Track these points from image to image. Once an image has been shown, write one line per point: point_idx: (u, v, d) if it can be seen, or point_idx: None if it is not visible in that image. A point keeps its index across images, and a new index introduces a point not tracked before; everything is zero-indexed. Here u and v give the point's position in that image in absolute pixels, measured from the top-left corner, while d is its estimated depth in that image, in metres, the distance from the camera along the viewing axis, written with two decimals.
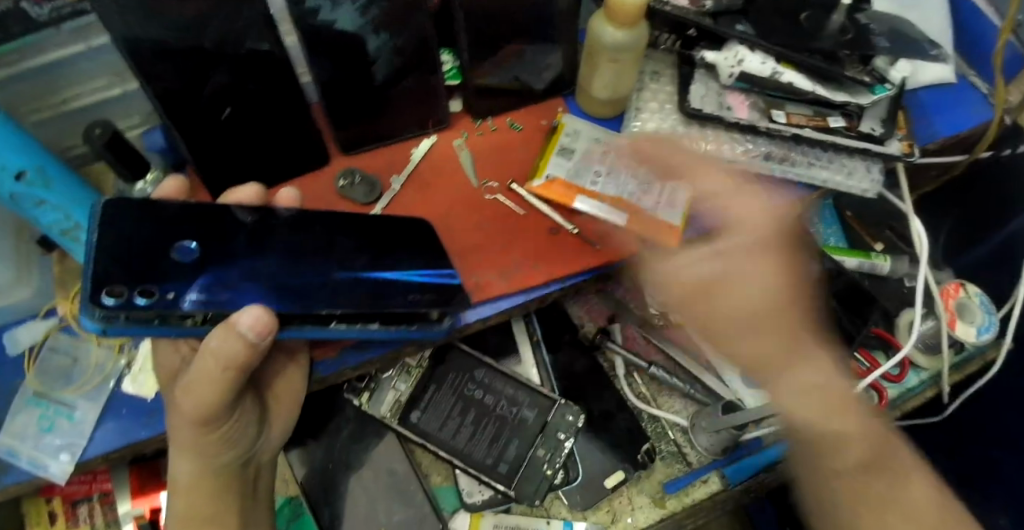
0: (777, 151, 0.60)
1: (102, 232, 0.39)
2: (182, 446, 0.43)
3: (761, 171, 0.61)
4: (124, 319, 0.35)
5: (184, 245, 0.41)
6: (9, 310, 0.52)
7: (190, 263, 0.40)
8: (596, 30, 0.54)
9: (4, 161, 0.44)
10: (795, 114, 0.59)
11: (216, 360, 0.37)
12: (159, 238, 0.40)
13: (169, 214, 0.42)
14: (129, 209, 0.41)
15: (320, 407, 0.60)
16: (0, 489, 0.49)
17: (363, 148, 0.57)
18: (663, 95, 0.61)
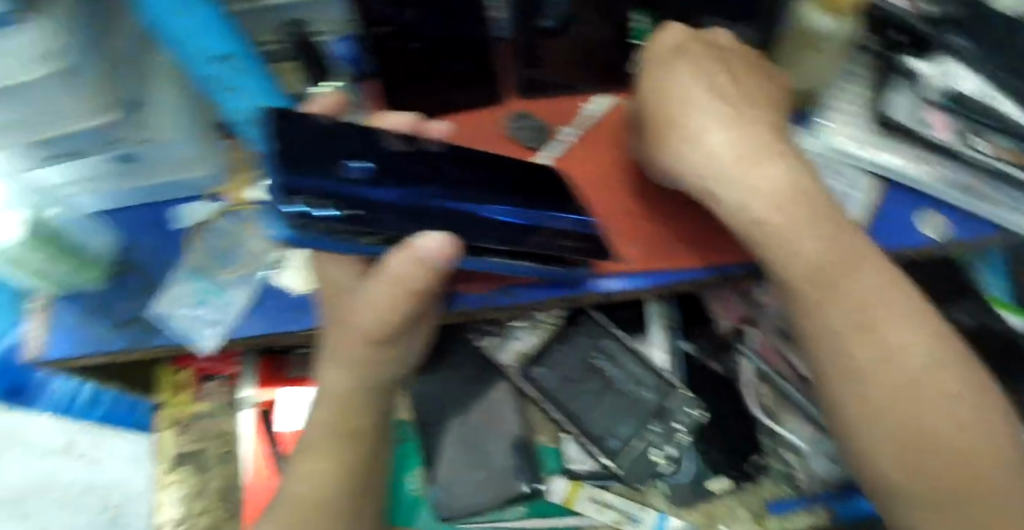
0: (969, 182, 0.53)
1: (279, 136, 0.39)
2: (341, 353, 0.45)
3: (947, 198, 0.53)
4: (327, 229, 0.37)
5: (348, 162, 0.41)
6: (183, 186, 0.54)
7: (371, 183, 0.40)
8: (799, 13, 0.48)
9: (211, 44, 0.43)
10: (999, 145, 0.52)
11: (393, 282, 0.38)
12: (339, 158, 0.41)
13: (337, 132, 0.42)
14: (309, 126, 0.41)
15: (440, 340, 0.59)
16: (148, 347, 0.51)
17: (542, 93, 0.56)
18: (857, 96, 0.55)
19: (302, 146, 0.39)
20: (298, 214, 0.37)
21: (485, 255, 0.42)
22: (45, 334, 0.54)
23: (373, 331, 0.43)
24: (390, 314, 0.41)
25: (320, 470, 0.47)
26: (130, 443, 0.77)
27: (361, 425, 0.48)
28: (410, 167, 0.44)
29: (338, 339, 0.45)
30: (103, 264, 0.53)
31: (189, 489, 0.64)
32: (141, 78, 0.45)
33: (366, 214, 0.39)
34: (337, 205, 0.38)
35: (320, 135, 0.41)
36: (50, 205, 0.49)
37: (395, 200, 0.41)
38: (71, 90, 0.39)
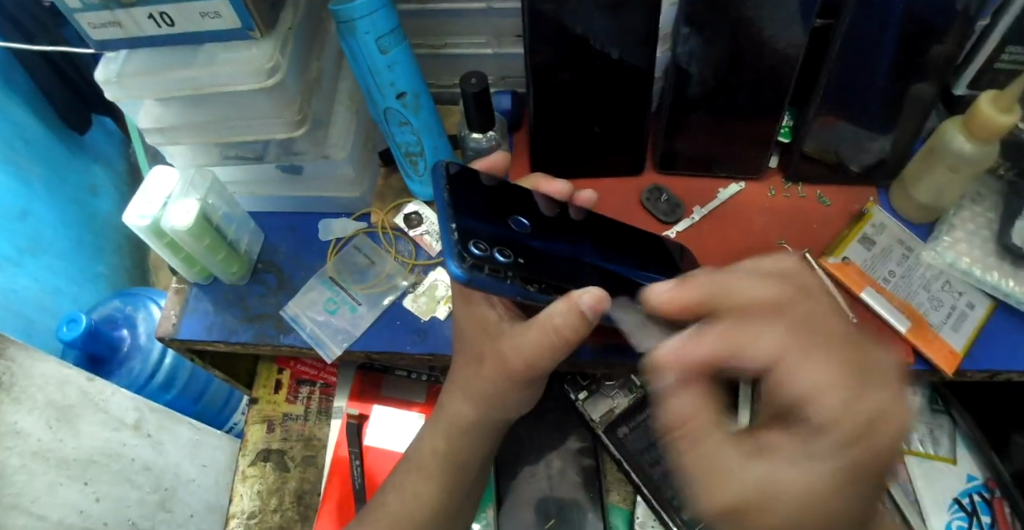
0: None
1: (457, 186, 0.41)
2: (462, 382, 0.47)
3: None
4: (500, 275, 0.36)
5: (515, 219, 0.42)
6: (336, 203, 0.59)
7: (529, 237, 0.42)
8: (945, 134, 0.52)
9: (398, 80, 0.49)
10: None
11: (550, 330, 0.40)
12: (508, 214, 0.42)
13: (503, 188, 0.45)
14: (479, 180, 0.43)
15: None
16: (277, 344, 0.55)
17: (679, 171, 0.61)
18: (980, 220, 0.58)
19: (479, 198, 0.42)
20: (483, 257, 0.36)
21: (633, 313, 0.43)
22: (177, 316, 0.57)
23: (510, 370, 0.44)
24: (537, 359, 0.42)
25: (422, 492, 0.48)
26: (184, 434, 0.76)
27: (464, 456, 0.49)
28: (562, 225, 0.46)
29: (464, 368, 0.47)
30: (247, 260, 0.57)
31: (265, 486, 0.65)
32: (329, 102, 0.53)
33: (539, 265, 0.40)
34: (506, 253, 0.38)
35: (480, 191, 0.42)
36: (218, 199, 0.55)
37: (558, 254, 0.42)
38: (272, 101, 0.47)
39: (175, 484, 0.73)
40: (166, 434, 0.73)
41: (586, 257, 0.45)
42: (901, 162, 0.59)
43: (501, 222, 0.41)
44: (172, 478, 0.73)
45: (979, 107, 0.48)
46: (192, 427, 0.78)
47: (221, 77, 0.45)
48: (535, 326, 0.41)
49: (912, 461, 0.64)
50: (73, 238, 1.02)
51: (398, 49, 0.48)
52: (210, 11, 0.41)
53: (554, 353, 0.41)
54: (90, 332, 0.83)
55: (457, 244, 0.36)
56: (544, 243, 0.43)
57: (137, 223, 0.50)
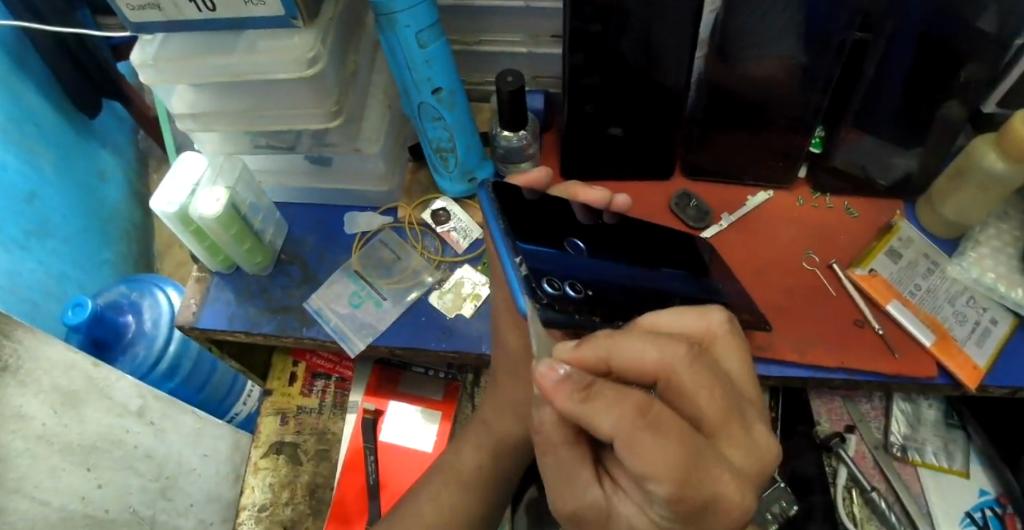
0: None
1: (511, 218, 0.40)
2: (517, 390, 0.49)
3: None
4: (575, 309, 0.37)
5: (570, 244, 0.43)
6: (363, 196, 0.58)
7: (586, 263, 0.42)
8: (977, 151, 0.52)
9: (434, 75, 0.49)
10: None
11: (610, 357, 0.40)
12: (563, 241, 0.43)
13: (555, 208, 0.46)
14: (533, 203, 0.45)
15: None
16: (300, 336, 0.54)
17: (707, 179, 0.61)
18: (1005, 238, 0.58)
19: (534, 225, 0.42)
20: (556, 296, 0.37)
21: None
22: (198, 304, 0.57)
23: None
24: None
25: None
26: (187, 423, 0.76)
27: None
28: (606, 243, 0.46)
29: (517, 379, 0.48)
30: (271, 251, 0.57)
31: (277, 479, 0.65)
32: (363, 95, 0.53)
33: (603, 290, 0.41)
34: (578, 287, 0.38)
35: (526, 211, 0.43)
36: (246, 189, 0.54)
37: (615, 273, 0.44)
38: (310, 92, 0.47)
39: (176, 473, 0.72)
40: (169, 422, 0.72)
41: (635, 268, 0.46)
42: (929, 177, 0.59)
43: (558, 248, 0.42)
44: (174, 467, 0.72)
45: (1013, 126, 0.48)
46: (195, 416, 0.77)
47: (261, 65, 0.45)
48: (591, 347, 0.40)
49: (926, 474, 0.65)
50: (80, 222, 1.01)
51: (436, 44, 0.48)
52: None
53: None
54: (97, 317, 0.82)
55: (532, 279, 0.37)
56: (600, 261, 0.44)
57: (165, 209, 0.50)
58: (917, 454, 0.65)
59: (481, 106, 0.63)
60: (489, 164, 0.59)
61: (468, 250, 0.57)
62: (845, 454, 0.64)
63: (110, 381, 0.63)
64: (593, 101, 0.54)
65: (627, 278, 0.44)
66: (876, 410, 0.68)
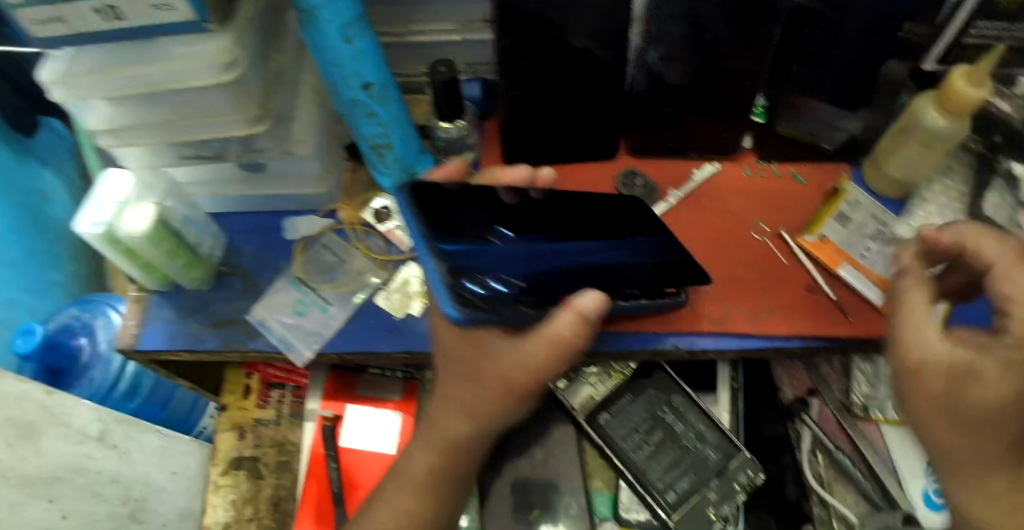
0: None
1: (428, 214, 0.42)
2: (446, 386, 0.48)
3: None
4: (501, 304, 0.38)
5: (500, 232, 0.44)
6: (302, 200, 0.56)
7: (510, 252, 0.43)
8: (918, 109, 0.51)
9: (361, 70, 0.46)
10: None
11: (549, 342, 0.41)
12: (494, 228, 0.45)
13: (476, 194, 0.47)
14: (452, 196, 0.46)
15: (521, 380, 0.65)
16: (244, 350, 0.52)
17: (652, 154, 0.60)
18: (952, 194, 0.58)
19: (462, 219, 0.44)
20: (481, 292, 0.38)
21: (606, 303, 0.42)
22: (137, 326, 0.54)
23: (515, 388, 0.45)
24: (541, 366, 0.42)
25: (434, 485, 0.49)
26: (152, 441, 0.74)
27: None
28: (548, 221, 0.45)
29: (445, 368, 0.48)
30: (208, 264, 0.54)
31: (239, 495, 0.64)
32: (291, 95, 0.50)
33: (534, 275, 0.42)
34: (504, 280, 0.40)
35: (445, 205, 0.44)
36: (174, 200, 0.51)
37: (557, 249, 0.44)
38: (230, 98, 0.44)
39: (145, 494, 0.70)
40: (133, 444, 0.70)
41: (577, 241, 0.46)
42: (873, 139, 0.59)
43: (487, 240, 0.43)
44: (142, 489, 0.70)
45: (951, 82, 0.48)
46: (162, 434, 0.76)
47: (177, 73, 0.41)
48: (533, 338, 0.41)
49: (889, 432, 0.65)
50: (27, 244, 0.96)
51: (363, 38, 0.45)
52: (161, 2, 0.37)
53: (564, 359, 0.42)
54: (48, 343, 0.78)
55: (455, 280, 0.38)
56: (539, 243, 0.45)
57: (90, 231, 0.47)
58: (880, 413, 0.66)
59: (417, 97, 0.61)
60: (430, 157, 0.57)
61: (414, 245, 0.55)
62: (806, 417, 0.66)
63: (67, 407, 0.60)
64: (530, 84, 0.52)
65: (535, 255, 0.43)
66: (837, 372, 0.67)
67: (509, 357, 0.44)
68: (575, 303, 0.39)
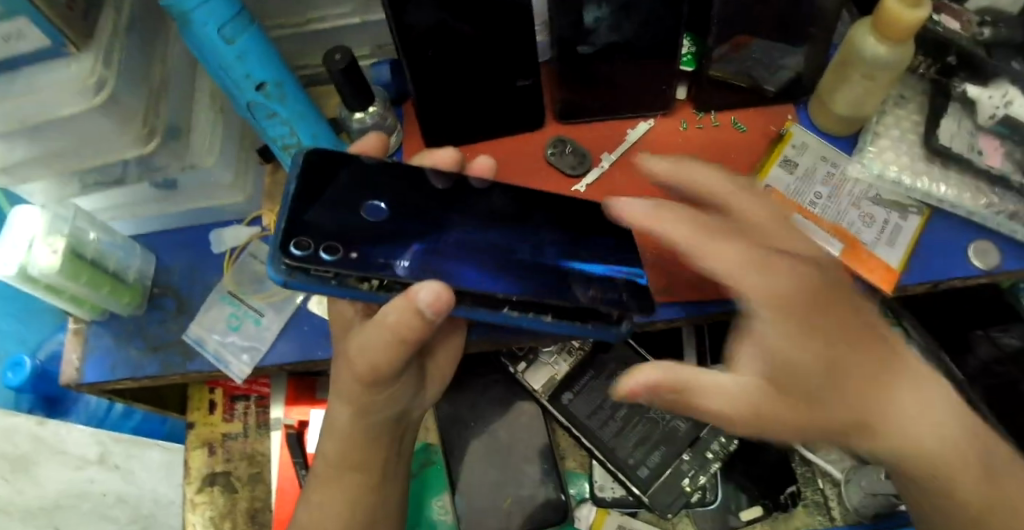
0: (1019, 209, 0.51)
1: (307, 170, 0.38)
2: (343, 393, 0.44)
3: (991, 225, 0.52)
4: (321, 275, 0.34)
5: (375, 203, 0.39)
6: (226, 211, 0.55)
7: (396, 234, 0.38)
8: (855, 39, 0.48)
9: (250, 69, 0.45)
10: None
11: (389, 330, 0.37)
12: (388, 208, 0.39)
13: (385, 173, 0.41)
14: (352, 171, 0.40)
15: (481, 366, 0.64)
16: (184, 372, 0.52)
17: (582, 119, 0.57)
18: (903, 125, 0.55)
19: (357, 193, 0.39)
20: (305, 257, 0.34)
21: (504, 307, 0.39)
22: (80, 359, 0.54)
23: (365, 374, 0.41)
24: (389, 357, 0.39)
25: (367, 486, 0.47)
26: (155, 457, 0.80)
27: (368, 461, 0.47)
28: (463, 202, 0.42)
29: (338, 371, 0.44)
30: (139, 287, 0.54)
31: (216, 511, 0.64)
32: (188, 104, 0.49)
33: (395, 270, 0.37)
34: (336, 249, 0.35)
35: (343, 179, 0.39)
36: (94, 229, 0.51)
37: (460, 244, 0.39)
38: (111, 121, 0.42)
39: (154, 509, 0.78)
40: (135, 461, 0.78)
41: (495, 234, 0.41)
42: (814, 75, 0.55)
43: (376, 222, 0.38)
44: (152, 504, 0.78)
45: (885, 4, 0.44)
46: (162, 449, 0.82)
47: (46, 103, 0.39)
48: (374, 325, 0.38)
49: None
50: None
51: (245, 36, 0.43)
52: (11, 32, 0.35)
53: (405, 348, 0.39)
54: (41, 372, 0.78)
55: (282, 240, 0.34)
56: (437, 238, 0.39)
57: (2, 272, 0.46)
58: None
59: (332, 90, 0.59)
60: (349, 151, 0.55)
61: None
62: None
63: (60, 437, 0.71)
64: (435, 62, 0.50)
65: (432, 248, 0.38)
66: None
67: (358, 340, 0.40)
68: (412, 293, 0.34)
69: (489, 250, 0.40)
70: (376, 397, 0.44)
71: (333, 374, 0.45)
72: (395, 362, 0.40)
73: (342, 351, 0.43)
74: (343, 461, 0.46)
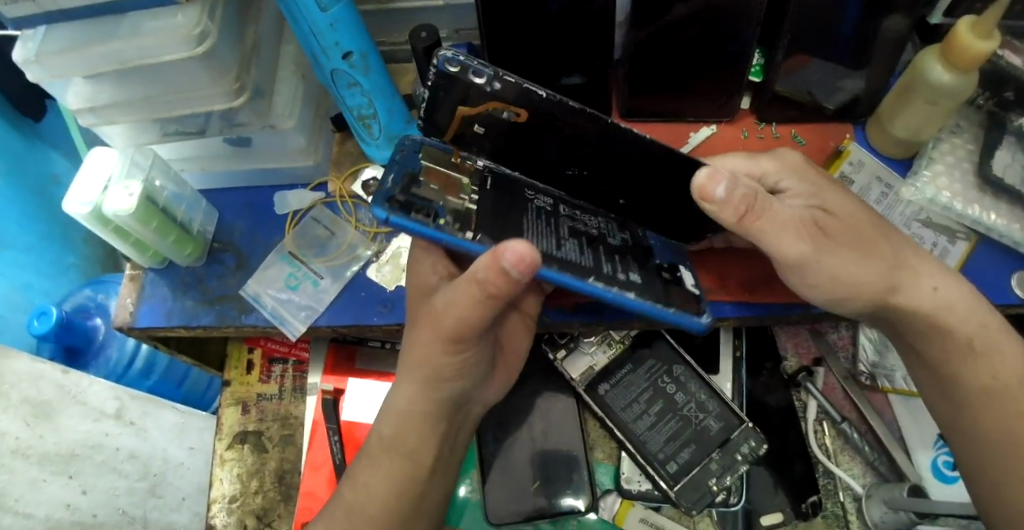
0: None
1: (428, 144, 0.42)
2: (415, 365, 0.44)
3: None
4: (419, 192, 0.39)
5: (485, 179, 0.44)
6: (293, 174, 0.56)
7: (503, 210, 0.42)
8: (925, 64, 0.49)
9: (341, 39, 0.45)
10: None
11: (476, 284, 0.37)
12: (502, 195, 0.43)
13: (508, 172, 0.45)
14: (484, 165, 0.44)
15: None
16: (239, 325, 0.53)
17: (646, 118, 0.59)
18: (959, 151, 0.56)
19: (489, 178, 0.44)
20: (409, 180, 0.39)
21: (588, 278, 0.40)
22: (134, 304, 0.55)
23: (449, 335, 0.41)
24: (474, 319, 0.40)
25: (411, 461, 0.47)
26: (169, 418, 0.73)
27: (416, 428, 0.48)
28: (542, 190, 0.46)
29: (409, 344, 0.45)
30: (201, 241, 0.55)
31: (244, 468, 0.65)
32: (272, 67, 0.50)
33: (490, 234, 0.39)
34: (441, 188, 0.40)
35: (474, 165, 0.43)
36: (164, 178, 0.52)
37: (560, 230, 0.43)
38: (206, 72, 0.43)
39: (164, 468, 0.70)
40: (149, 420, 0.70)
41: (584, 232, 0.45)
42: (877, 97, 0.56)
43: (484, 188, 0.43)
44: (161, 464, 0.70)
45: (958, 34, 0.45)
46: (177, 411, 0.75)
47: (147, 49, 0.41)
48: (464, 284, 0.38)
49: (895, 400, 0.64)
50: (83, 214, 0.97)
51: (340, 5, 0.44)
52: None
53: (492, 310, 0.39)
54: (65, 325, 0.76)
55: (398, 164, 0.40)
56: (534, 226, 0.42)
57: (79, 211, 0.47)
58: (887, 381, 0.64)
59: (404, 67, 0.60)
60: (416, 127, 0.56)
61: None
62: (813, 387, 0.64)
63: (81, 387, 0.63)
64: (517, 47, 0.51)
65: (537, 228, 0.42)
66: (844, 339, 0.66)
67: (445, 298, 0.40)
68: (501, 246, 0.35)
69: (580, 243, 0.43)
70: (447, 364, 0.43)
71: (403, 348, 0.45)
72: (478, 321, 0.40)
73: (419, 324, 0.43)
74: (391, 426, 0.48)
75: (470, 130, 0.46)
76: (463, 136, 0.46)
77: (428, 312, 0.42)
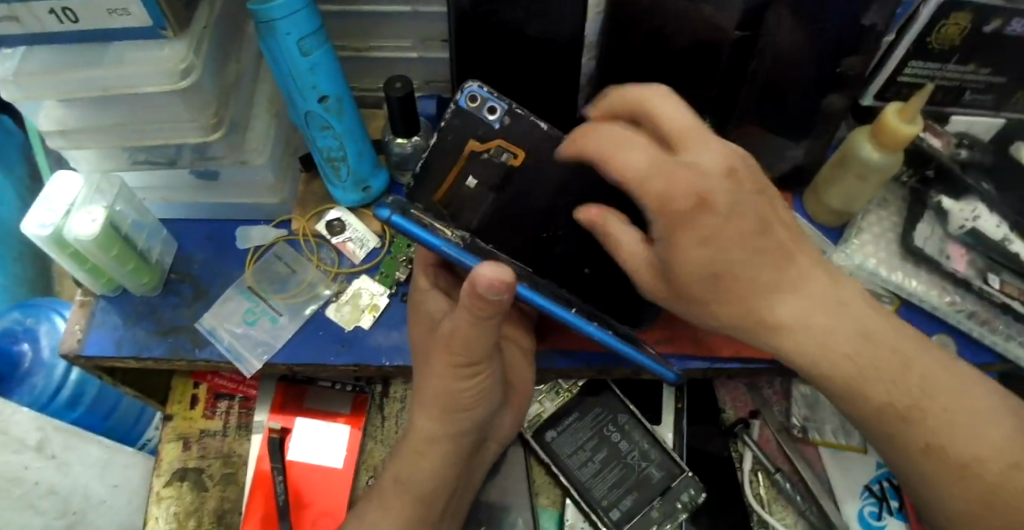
0: (975, 310, 0.57)
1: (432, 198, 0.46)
2: (425, 401, 0.45)
3: (951, 321, 0.58)
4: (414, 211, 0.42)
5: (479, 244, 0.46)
6: (258, 209, 0.57)
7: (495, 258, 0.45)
8: (854, 142, 0.54)
9: (317, 83, 0.47)
10: (1008, 282, 0.57)
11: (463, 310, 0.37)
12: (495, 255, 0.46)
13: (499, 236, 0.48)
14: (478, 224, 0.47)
15: None
16: (191, 359, 0.52)
17: None
18: (884, 223, 0.61)
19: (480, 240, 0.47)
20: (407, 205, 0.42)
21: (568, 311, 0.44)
22: (82, 331, 0.53)
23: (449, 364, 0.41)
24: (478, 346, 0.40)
25: (396, 508, 0.47)
26: (93, 452, 0.68)
27: None
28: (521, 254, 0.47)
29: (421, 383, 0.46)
30: (158, 270, 0.54)
31: (181, 507, 0.63)
32: (249, 104, 0.51)
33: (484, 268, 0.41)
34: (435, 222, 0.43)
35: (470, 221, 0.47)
36: (127, 205, 0.52)
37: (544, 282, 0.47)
38: (185, 104, 0.44)
39: (84, 506, 0.65)
40: (72, 454, 0.64)
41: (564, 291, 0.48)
42: (811, 170, 0.62)
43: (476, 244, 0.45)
44: (80, 502, 0.64)
45: (883, 118, 0.51)
46: (102, 445, 0.69)
47: (130, 78, 0.41)
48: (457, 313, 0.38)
49: (826, 452, 0.66)
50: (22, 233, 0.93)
51: (320, 51, 0.45)
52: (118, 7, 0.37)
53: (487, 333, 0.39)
54: None
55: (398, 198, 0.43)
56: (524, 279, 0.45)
57: (37, 233, 0.47)
58: (817, 434, 0.67)
59: (378, 113, 0.63)
60: (384, 171, 0.58)
61: (365, 260, 0.56)
62: (749, 438, 0.66)
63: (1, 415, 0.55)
64: None
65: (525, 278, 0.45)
66: (778, 394, 0.69)
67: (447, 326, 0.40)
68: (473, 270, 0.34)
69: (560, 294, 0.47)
70: (463, 390, 0.43)
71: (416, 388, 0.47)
72: (484, 341, 0.39)
73: (430, 361, 0.44)
74: None
75: (463, 185, 0.46)
76: (454, 193, 0.46)
77: (433, 350, 0.43)
